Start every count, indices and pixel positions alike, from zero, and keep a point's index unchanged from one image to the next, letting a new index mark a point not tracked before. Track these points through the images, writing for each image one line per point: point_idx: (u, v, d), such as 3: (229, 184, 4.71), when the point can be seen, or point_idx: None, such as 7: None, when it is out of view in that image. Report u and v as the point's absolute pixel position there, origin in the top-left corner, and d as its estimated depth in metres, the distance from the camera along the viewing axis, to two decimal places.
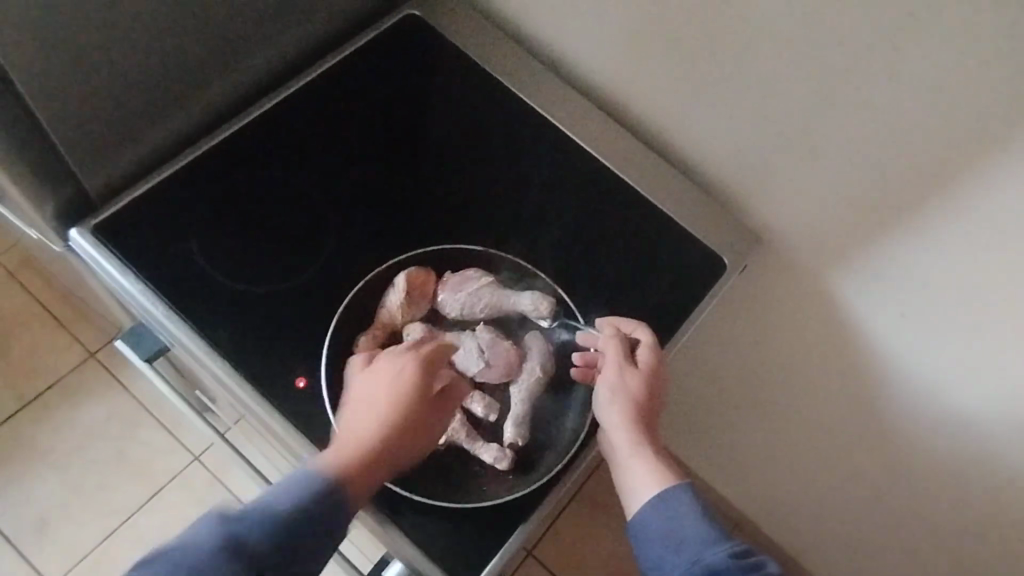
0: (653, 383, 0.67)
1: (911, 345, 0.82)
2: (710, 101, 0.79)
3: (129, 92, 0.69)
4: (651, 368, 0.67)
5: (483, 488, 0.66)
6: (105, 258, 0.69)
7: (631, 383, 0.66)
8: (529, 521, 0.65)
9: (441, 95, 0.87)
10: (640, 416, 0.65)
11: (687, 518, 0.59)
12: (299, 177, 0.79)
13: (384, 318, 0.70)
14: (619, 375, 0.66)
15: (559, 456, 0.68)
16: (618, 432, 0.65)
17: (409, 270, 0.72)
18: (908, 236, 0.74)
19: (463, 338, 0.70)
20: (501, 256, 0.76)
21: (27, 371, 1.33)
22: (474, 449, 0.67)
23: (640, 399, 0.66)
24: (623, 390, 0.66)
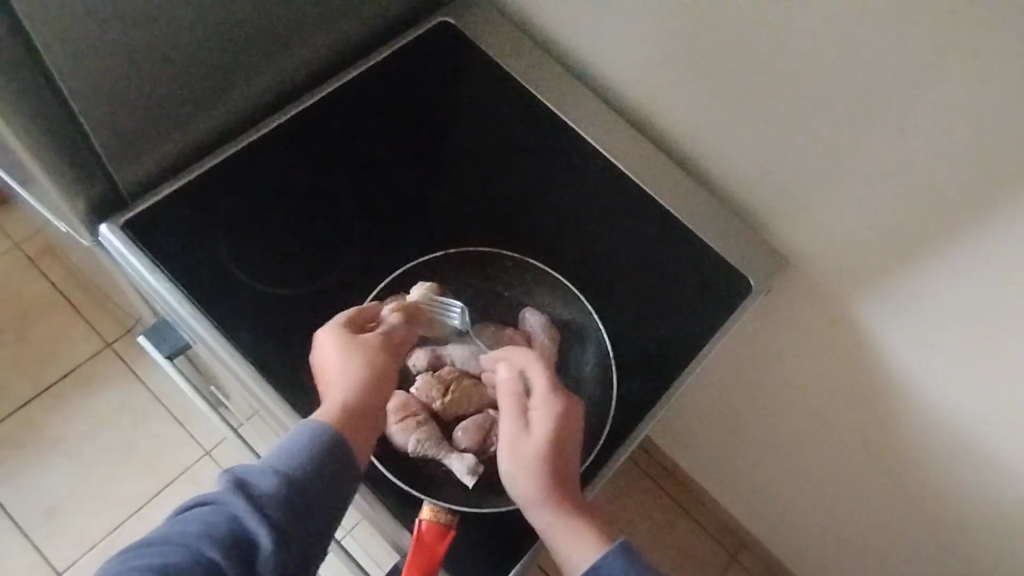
0: (557, 443, 0.61)
1: (934, 375, 0.80)
2: (741, 121, 0.78)
3: (163, 91, 0.69)
4: (546, 429, 0.61)
5: None
6: (134, 256, 0.70)
7: (535, 450, 0.61)
8: None
9: (470, 103, 0.86)
10: (553, 481, 0.61)
11: None
12: (326, 181, 0.79)
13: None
14: (518, 444, 0.61)
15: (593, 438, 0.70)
16: (531, 503, 0.61)
17: (344, 312, 0.66)
18: (937, 267, 0.73)
19: (464, 346, 0.70)
20: (468, 251, 0.75)
21: (44, 359, 1.34)
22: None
23: (547, 467, 0.61)
24: (524, 460, 0.61)
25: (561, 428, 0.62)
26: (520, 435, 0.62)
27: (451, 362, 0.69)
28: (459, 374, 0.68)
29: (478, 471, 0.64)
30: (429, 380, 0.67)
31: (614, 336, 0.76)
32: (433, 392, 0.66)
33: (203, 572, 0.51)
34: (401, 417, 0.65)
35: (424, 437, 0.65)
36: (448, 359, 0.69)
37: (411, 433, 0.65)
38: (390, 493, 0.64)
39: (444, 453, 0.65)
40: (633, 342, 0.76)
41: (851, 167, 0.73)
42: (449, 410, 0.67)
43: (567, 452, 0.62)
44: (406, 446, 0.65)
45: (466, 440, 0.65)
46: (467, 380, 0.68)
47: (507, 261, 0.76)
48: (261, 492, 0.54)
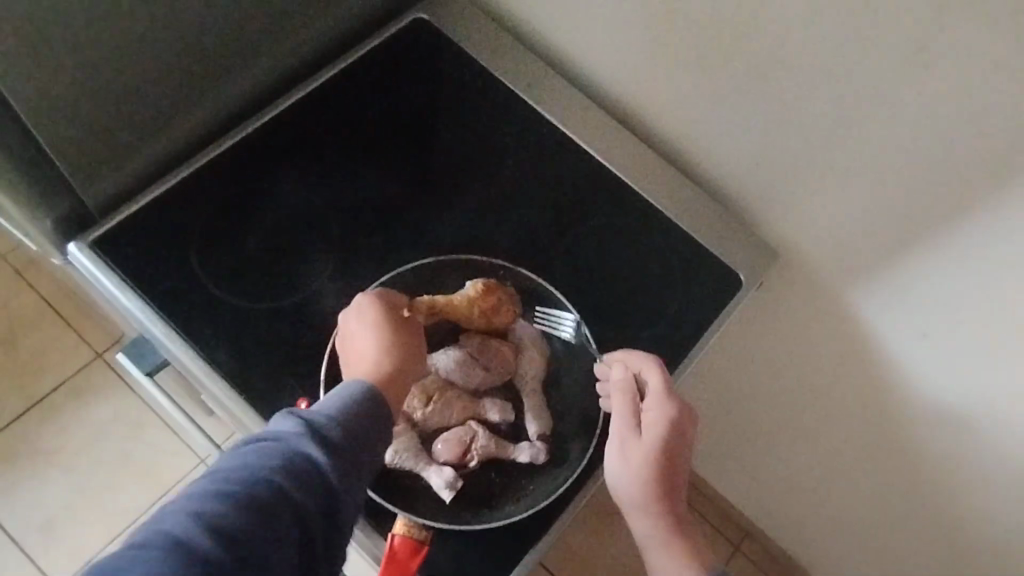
0: (669, 454, 0.64)
1: (933, 363, 0.79)
2: (729, 111, 0.76)
3: (130, 102, 0.67)
4: (662, 434, 0.64)
5: (528, 487, 0.66)
6: (105, 274, 0.68)
7: (647, 462, 0.64)
8: (544, 537, 0.65)
9: (449, 102, 0.84)
10: (660, 495, 0.64)
11: None
12: (302, 188, 0.77)
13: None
14: (629, 448, 0.64)
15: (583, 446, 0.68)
16: (634, 512, 0.65)
17: (366, 293, 0.65)
18: (935, 255, 0.71)
19: (452, 353, 0.67)
20: (456, 258, 0.73)
21: (35, 372, 1.33)
22: (509, 455, 0.66)
23: (656, 479, 0.64)
24: (635, 469, 0.64)
25: (671, 441, 0.64)
26: (632, 443, 0.64)
27: (435, 369, 0.67)
28: (442, 382, 0.66)
29: (456, 486, 0.63)
30: (412, 388, 0.65)
31: (602, 338, 0.74)
32: (416, 401, 0.65)
33: (272, 501, 0.47)
34: None
35: (403, 447, 0.63)
36: (431, 366, 0.67)
37: (390, 443, 0.63)
38: (374, 510, 0.63)
39: (421, 465, 0.63)
40: (622, 342, 0.74)
41: (843, 156, 0.71)
42: (430, 421, 0.65)
43: (677, 463, 0.65)
44: (384, 456, 0.63)
45: (447, 453, 0.64)
46: (451, 390, 0.66)
47: (501, 269, 0.73)
48: (323, 433, 0.52)
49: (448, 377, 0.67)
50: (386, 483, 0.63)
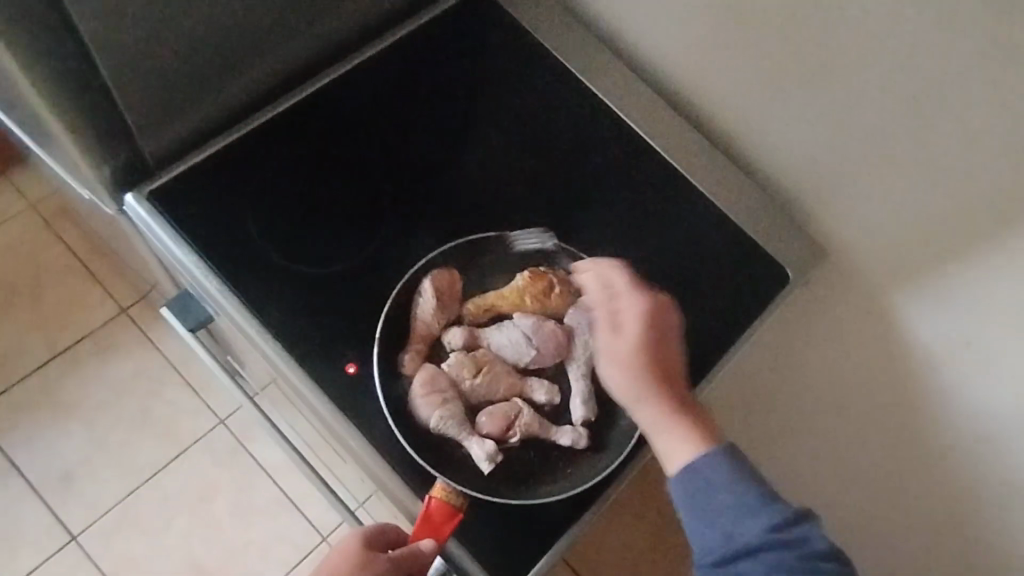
0: (650, 344, 0.64)
1: (969, 370, 0.77)
2: (787, 104, 0.76)
3: (196, 56, 0.67)
4: (638, 323, 0.64)
5: (565, 472, 0.66)
6: (161, 227, 0.68)
7: (630, 353, 0.63)
8: (580, 520, 0.64)
9: (504, 78, 0.84)
10: (655, 383, 0.63)
11: (722, 488, 0.58)
12: (357, 156, 0.76)
13: (421, 330, 0.67)
14: (607, 343, 0.64)
15: (626, 435, 0.67)
16: (632, 401, 0.63)
17: (431, 275, 0.69)
18: (988, 272, 0.70)
19: (505, 329, 0.68)
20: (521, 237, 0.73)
21: (60, 323, 1.33)
22: (551, 435, 0.66)
23: (642, 368, 0.63)
24: (619, 363, 0.63)
25: (651, 331, 0.64)
26: (616, 338, 0.64)
27: (487, 344, 0.68)
28: (493, 357, 0.67)
29: (495, 459, 0.63)
30: (462, 358, 0.66)
31: None
32: (465, 371, 0.65)
33: None
34: (427, 391, 0.64)
35: (448, 415, 0.63)
36: (486, 341, 0.68)
37: (435, 409, 0.64)
38: (419, 480, 0.63)
39: (464, 434, 0.64)
40: None
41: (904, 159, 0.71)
42: (477, 393, 0.65)
43: (662, 352, 0.64)
44: (427, 421, 0.64)
45: (490, 426, 0.64)
46: (501, 365, 0.67)
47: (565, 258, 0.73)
48: None
49: (499, 353, 0.67)
50: (430, 455, 0.64)
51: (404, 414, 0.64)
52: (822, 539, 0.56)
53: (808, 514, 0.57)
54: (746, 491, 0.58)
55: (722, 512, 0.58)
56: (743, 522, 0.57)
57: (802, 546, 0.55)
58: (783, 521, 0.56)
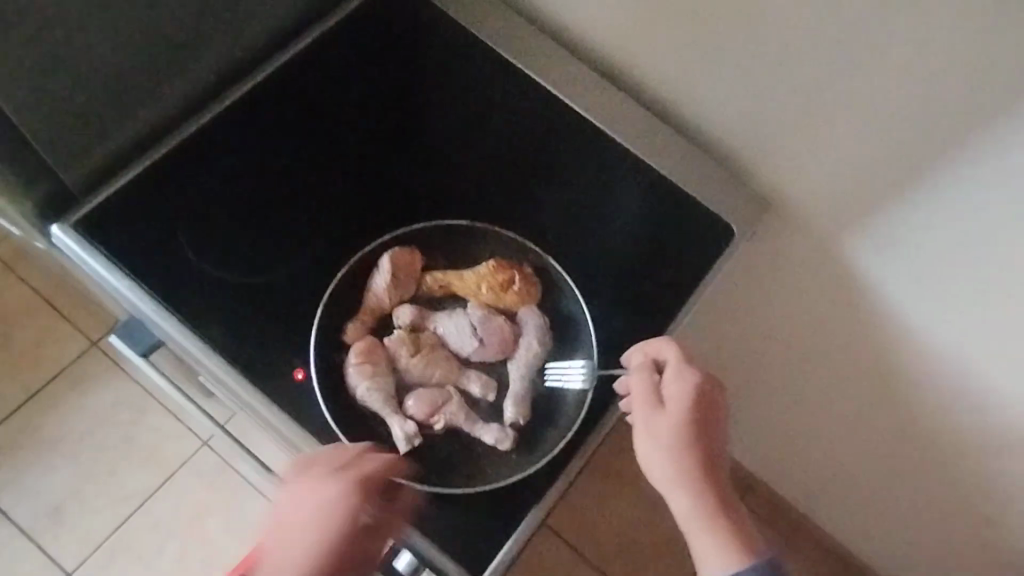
0: (695, 430, 0.60)
1: (926, 303, 0.78)
2: (713, 57, 0.74)
3: (105, 77, 0.66)
4: (689, 403, 0.61)
5: (486, 470, 0.64)
6: (90, 255, 0.67)
7: (676, 442, 0.60)
8: (529, 516, 0.63)
9: (430, 65, 0.82)
10: (694, 472, 0.60)
11: None
12: (285, 161, 0.75)
13: (372, 302, 0.67)
14: (653, 425, 0.60)
15: (559, 436, 0.66)
16: (668, 490, 0.60)
17: (392, 251, 0.69)
18: (928, 197, 0.71)
19: (454, 317, 0.67)
20: (481, 228, 0.72)
21: (31, 363, 1.32)
22: (474, 431, 0.65)
23: (683, 458, 0.59)
24: (662, 449, 0.60)
25: (699, 416, 0.61)
26: (661, 425, 0.60)
27: (433, 327, 0.68)
28: (436, 341, 0.67)
29: (411, 443, 0.63)
30: (404, 337, 0.66)
31: (597, 299, 0.73)
32: (402, 349, 0.65)
33: None
34: (362, 360, 0.64)
35: (375, 389, 0.64)
36: (434, 323, 0.68)
37: (364, 380, 0.64)
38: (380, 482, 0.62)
39: (388, 412, 0.64)
40: (617, 301, 0.73)
41: (834, 99, 0.70)
42: (411, 375, 0.65)
43: (704, 438, 0.60)
44: (355, 389, 0.64)
45: (416, 410, 0.64)
46: (442, 351, 0.67)
47: (527, 254, 0.72)
48: None
49: (443, 338, 0.67)
50: (383, 452, 0.63)
51: (350, 412, 0.64)
52: None
53: None
54: None
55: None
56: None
57: None
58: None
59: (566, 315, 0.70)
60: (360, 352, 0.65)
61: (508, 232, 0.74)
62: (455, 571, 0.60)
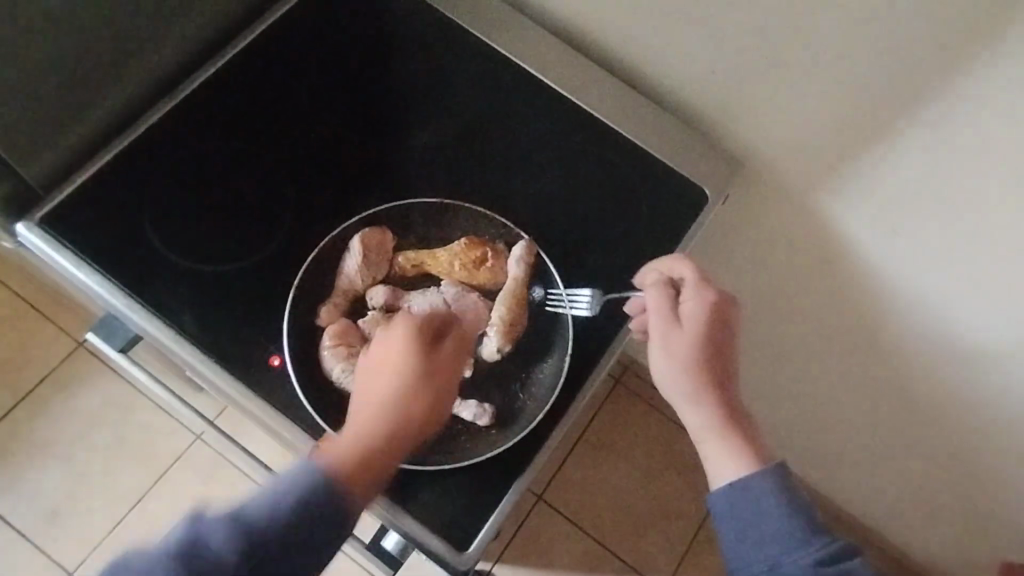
0: (709, 345, 0.63)
1: (903, 260, 0.78)
2: (675, 18, 0.73)
3: (59, 70, 0.65)
4: (704, 318, 0.63)
5: (467, 445, 0.65)
6: (57, 252, 0.66)
7: (688, 351, 0.62)
8: (512, 490, 0.63)
9: (392, 42, 0.81)
10: (710, 382, 0.62)
11: (770, 511, 0.58)
12: (250, 147, 0.74)
13: (344, 285, 0.67)
14: (667, 333, 0.63)
15: (539, 407, 0.66)
16: (683, 403, 0.63)
17: (361, 232, 0.68)
18: (892, 152, 0.71)
19: (428, 295, 0.67)
20: (452, 205, 0.72)
21: (19, 366, 1.32)
22: (452, 408, 0.64)
23: (696, 366, 0.62)
24: (671, 355, 0.62)
25: (713, 332, 0.63)
26: (671, 332, 0.63)
27: (407, 306, 0.67)
28: None
29: None
30: (377, 317, 0.66)
31: (570, 269, 0.73)
32: (377, 330, 0.65)
33: None
34: (336, 343, 0.64)
35: (351, 371, 0.63)
36: (407, 303, 0.67)
37: (339, 362, 0.64)
38: None
39: None
40: (590, 270, 0.73)
41: (799, 53, 0.69)
42: None
43: (719, 355, 0.63)
44: (330, 372, 0.64)
45: None
46: None
47: (500, 229, 0.71)
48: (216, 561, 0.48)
49: None
50: None
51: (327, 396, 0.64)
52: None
53: (854, 550, 0.56)
54: (797, 517, 0.57)
55: (765, 539, 0.57)
56: (784, 553, 0.56)
57: None
58: (829, 557, 0.55)
59: (522, 250, 0.70)
60: (332, 337, 0.64)
61: (480, 208, 0.73)
62: (439, 545, 0.61)
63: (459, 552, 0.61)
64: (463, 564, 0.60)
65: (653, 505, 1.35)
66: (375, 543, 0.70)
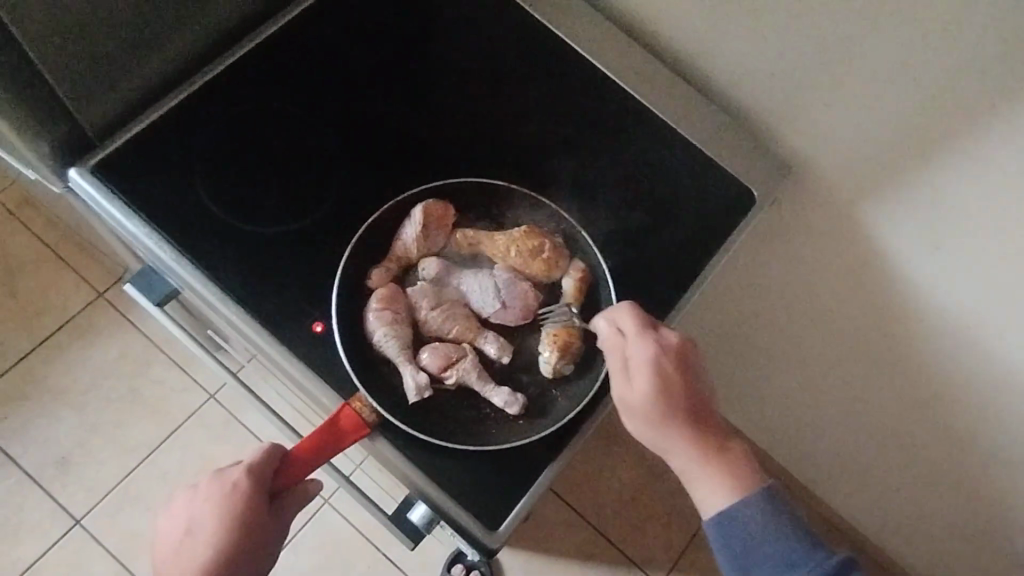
0: (666, 393, 0.60)
1: (942, 274, 0.78)
2: (741, 18, 0.73)
3: (124, 20, 0.64)
4: (650, 373, 0.60)
5: (492, 431, 0.64)
6: (108, 201, 0.66)
7: (644, 407, 0.60)
8: (544, 474, 0.64)
9: (450, 17, 0.80)
10: (675, 426, 0.60)
11: (762, 535, 0.58)
12: (304, 111, 0.74)
13: (400, 251, 0.67)
14: (624, 396, 0.61)
15: (573, 403, 0.66)
16: (668, 454, 0.61)
17: (424, 202, 0.68)
18: (951, 167, 0.70)
19: (479, 277, 0.67)
20: (512, 191, 0.72)
21: (38, 312, 1.32)
22: (484, 392, 0.64)
23: (659, 416, 0.60)
24: (636, 414, 0.61)
25: (666, 380, 0.60)
26: (627, 396, 0.61)
27: (458, 284, 0.67)
28: (459, 298, 0.67)
29: (422, 395, 0.63)
30: (427, 289, 0.66)
31: (616, 261, 0.73)
32: (424, 301, 0.65)
33: None
34: (382, 306, 0.64)
35: (393, 336, 0.64)
36: (459, 280, 0.67)
37: (383, 326, 0.64)
38: (399, 439, 0.63)
39: (402, 360, 0.64)
40: (633, 262, 0.73)
41: (863, 64, 0.69)
42: (430, 328, 0.65)
43: (681, 397, 0.60)
44: (372, 334, 0.64)
45: (430, 362, 0.64)
46: (463, 308, 0.66)
47: (559, 222, 0.71)
48: None
49: (466, 295, 0.67)
50: (398, 406, 0.64)
51: (366, 362, 0.64)
52: None
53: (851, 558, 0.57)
54: (788, 535, 0.58)
55: (763, 559, 0.57)
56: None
57: None
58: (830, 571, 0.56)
59: (572, 278, 0.69)
60: (380, 301, 0.64)
61: (540, 197, 0.73)
62: (471, 522, 0.61)
63: (491, 531, 0.62)
64: (495, 542, 0.61)
65: (657, 499, 1.36)
66: (402, 516, 0.70)
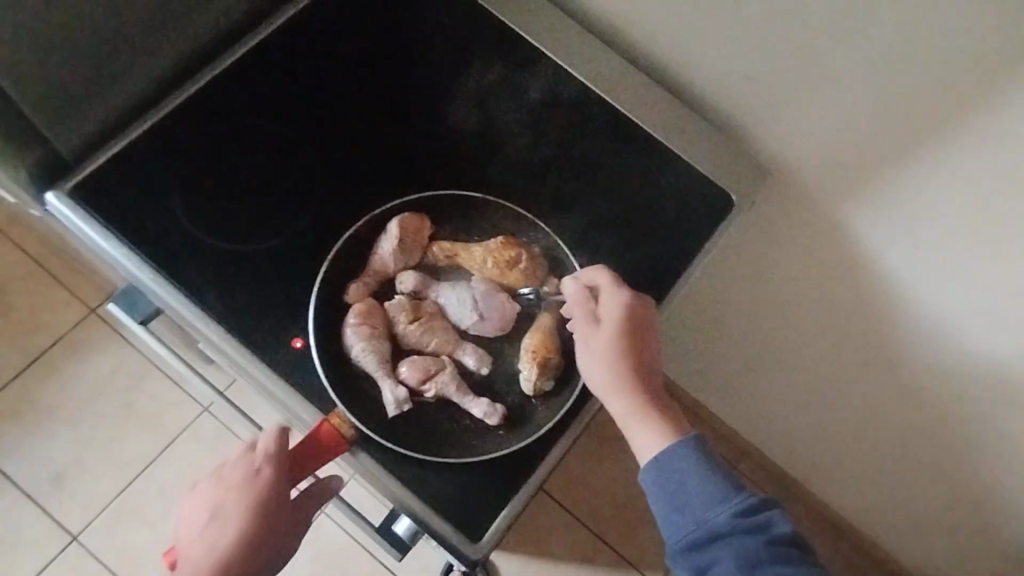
0: (628, 340, 0.63)
1: (921, 272, 0.78)
2: (713, 23, 0.73)
3: (98, 43, 0.65)
4: (619, 316, 0.63)
5: (472, 442, 0.65)
6: (85, 222, 0.66)
7: (599, 346, 0.62)
8: (524, 485, 0.64)
9: (426, 29, 0.81)
10: (627, 372, 0.62)
11: (690, 472, 0.57)
12: (280, 127, 0.74)
13: (378, 265, 0.67)
14: (587, 335, 0.63)
15: (552, 411, 0.66)
16: (613, 403, 0.62)
17: (401, 216, 0.68)
18: (927, 163, 0.70)
19: (457, 289, 0.68)
20: (488, 203, 0.72)
21: (31, 330, 1.33)
22: (464, 403, 0.65)
23: (618, 357, 0.62)
24: (596, 354, 0.62)
25: (631, 328, 0.63)
26: (591, 335, 0.63)
27: (435, 296, 0.68)
28: (437, 311, 0.67)
29: (401, 408, 0.64)
30: (404, 303, 0.66)
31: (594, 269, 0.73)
32: (402, 315, 0.66)
33: None
34: (360, 321, 0.65)
35: (371, 350, 0.64)
36: (435, 293, 0.68)
37: (361, 341, 0.64)
38: (378, 453, 0.63)
39: (382, 374, 0.64)
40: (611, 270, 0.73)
41: (835, 67, 0.69)
42: (408, 341, 0.66)
43: (638, 350, 0.63)
44: (351, 349, 0.65)
45: (410, 375, 0.64)
46: (441, 320, 0.67)
47: (536, 232, 0.72)
48: None
49: (444, 307, 0.68)
50: (378, 420, 0.64)
51: (345, 377, 0.65)
52: (786, 526, 0.54)
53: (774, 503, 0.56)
54: (715, 474, 0.57)
55: (691, 498, 0.56)
56: (713, 512, 0.55)
57: (768, 533, 0.53)
58: (749, 508, 0.55)
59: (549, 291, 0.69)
60: (358, 314, 0.65)
61: (517, 207, 0.73)
62: (451, 534, 0.61)
63: (473, 542, 0.62)
64: (475, 554, 0.61)
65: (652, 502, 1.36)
66: (385, 526, 0.70)
